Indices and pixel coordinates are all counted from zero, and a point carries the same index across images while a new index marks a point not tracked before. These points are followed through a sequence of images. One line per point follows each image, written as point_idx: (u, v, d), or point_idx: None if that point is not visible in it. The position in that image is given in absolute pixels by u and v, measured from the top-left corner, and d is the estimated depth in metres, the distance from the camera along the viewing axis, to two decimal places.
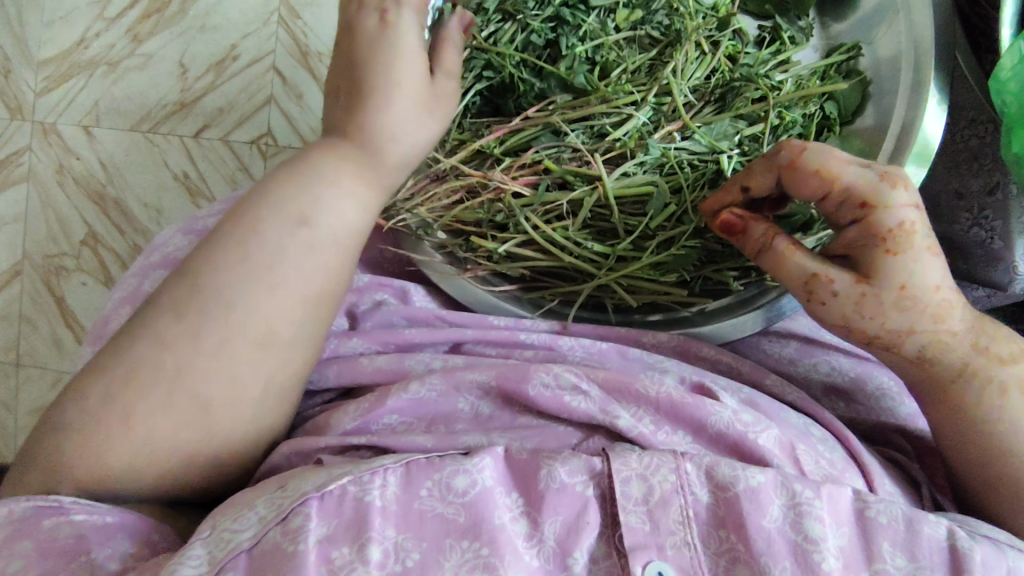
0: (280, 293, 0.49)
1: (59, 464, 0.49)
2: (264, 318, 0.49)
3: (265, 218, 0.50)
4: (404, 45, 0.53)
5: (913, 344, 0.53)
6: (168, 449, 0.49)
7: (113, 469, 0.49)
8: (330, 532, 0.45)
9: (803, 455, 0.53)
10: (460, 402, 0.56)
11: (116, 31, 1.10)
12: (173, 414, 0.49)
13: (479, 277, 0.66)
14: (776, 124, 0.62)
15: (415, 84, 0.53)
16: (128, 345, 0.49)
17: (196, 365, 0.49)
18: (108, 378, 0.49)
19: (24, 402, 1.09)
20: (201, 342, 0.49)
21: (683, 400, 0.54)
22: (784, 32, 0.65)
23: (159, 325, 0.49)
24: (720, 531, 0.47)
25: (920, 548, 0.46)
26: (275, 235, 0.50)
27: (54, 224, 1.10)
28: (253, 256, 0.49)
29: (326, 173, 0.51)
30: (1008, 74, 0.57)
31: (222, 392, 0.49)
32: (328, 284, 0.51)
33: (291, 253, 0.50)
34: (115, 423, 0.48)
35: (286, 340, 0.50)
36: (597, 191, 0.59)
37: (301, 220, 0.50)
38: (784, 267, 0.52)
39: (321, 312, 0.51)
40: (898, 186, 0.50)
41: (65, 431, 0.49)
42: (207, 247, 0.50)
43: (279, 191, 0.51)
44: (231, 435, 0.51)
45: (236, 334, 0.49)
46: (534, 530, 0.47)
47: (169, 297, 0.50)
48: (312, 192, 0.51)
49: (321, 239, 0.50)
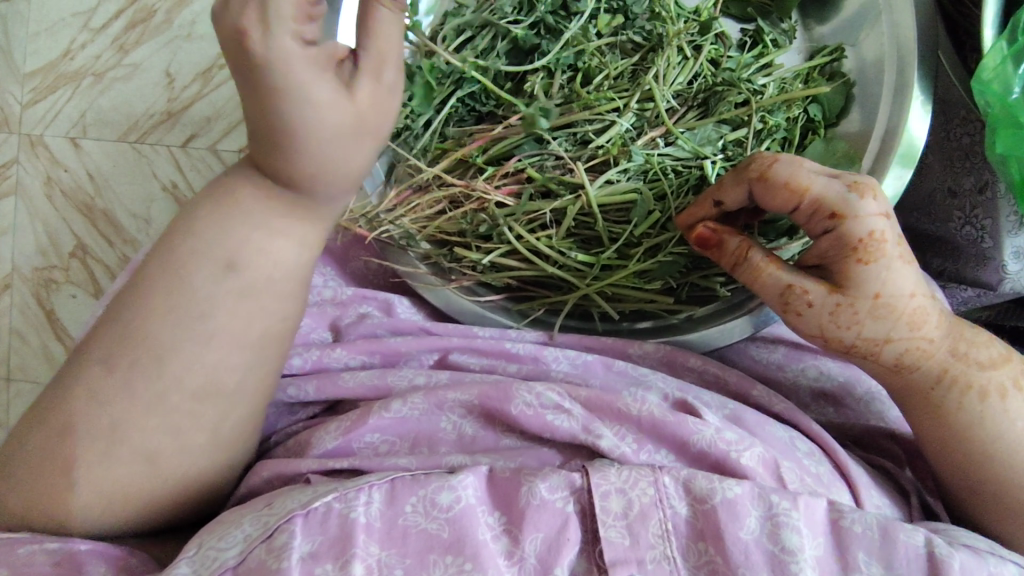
0: (215, 341, 0.48)
1: (17, 506, 0.49)
2: (205, 365, 0.48)
3: (192, 263, 0.48)
4: (292, 78, 0.41)
5: (890, 352, 0.53)
6: (128, 493, 0.49)
7: (69, 515, 0.49)
8: (314, 549, 0.45)
9: (786, 471, 0.53)
10: (443, 420, 0.56)
11: (102, 42, 1.10)
12: (118, 465, 0.48)
13: (465, 288, 0.66)
14: (760, 128, 0.61)
15: (334, 116, 0.42)
16: (64, 399, 0.49)
17: (138, 417, 0.48)
18: (48, 431, 0.49)
19: (14, 416, 1.08)
20: (140, 393, 0.48)
21: (664, 417, 0.54)
22: (767, 35, 0.65)
23: (92, 380, 0.48)
24: (700, 544, 0.47)
25: (896, 556, 0.46)
26: (205, 286, 0.47)
27: (42, 237, 1.09)
28: (182, 308, 0.48)
29: (251, 217, 0.47)
30: (992, 75, 0.56)
31: (165, 441, 0.49)
32: (269, 327, 0.49)
33: (223, 302, 0.48)
34: (61, 473, 0.48)
35: (230, 386, 0.49)
36: (581, 200, 0.59)
37: (231, 265, 0.48)
38: (760, 279, 0.52)
39: (266, 352, 0.50)
40: (867, 197, 0.49)
41: (20, 473, 0.49)
42: (133, 294, 0.48)
43: (202, 238, 0.48)
44: (192, 472, 0.51)
45: (173, 384, 0.48)
46: (515, 547, 0.46)
47: (102, 347, 0.48)
48: (238, 238, 0.48)
49: (257, 286, 0.48)
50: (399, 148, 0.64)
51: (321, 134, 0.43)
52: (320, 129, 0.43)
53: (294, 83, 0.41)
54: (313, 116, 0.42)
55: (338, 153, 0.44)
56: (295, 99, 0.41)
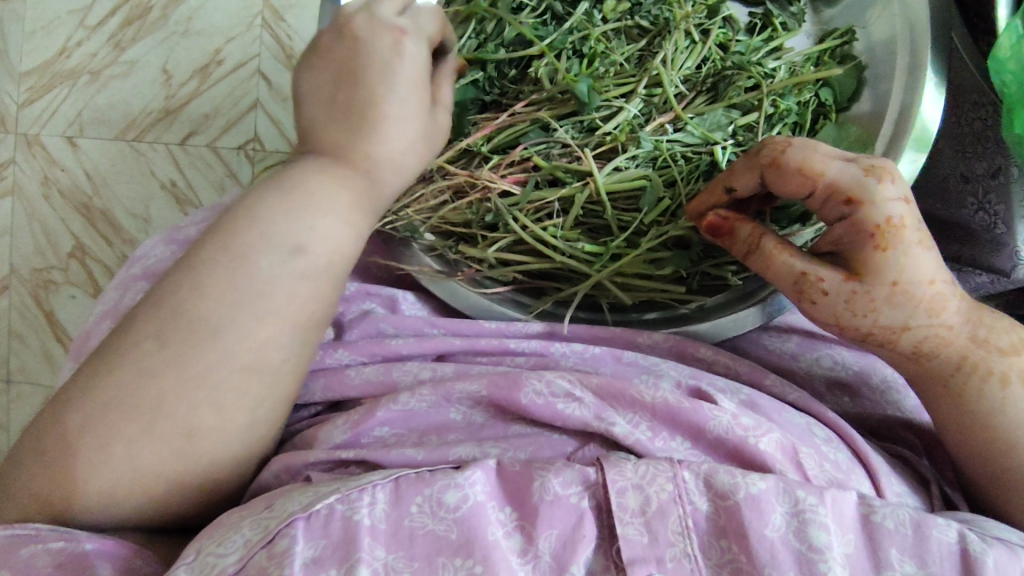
0: (267, 318, 0.47)
1: (42, 489, 0.47)
2: (257, 343, 0.47)
3: (255, 245, 0.47)
4: (413, 72, 0.49)
5: (907, 340, 0.51)
6: (151, 479, 0.47)
7: (94, 501, 0.47)
8: (317, 554, 0.44)
9: (805, 458, 0.51)
10: (452, 411, 0.55)
11: (98, 39, 1.08)
12: (154, 448, 0.47)
13: (471, 280, 0.64)
14: (770, 113, 0.60)
15: (422, 116, 0.49)
16: (102, 374, 0.47)
17: (180, 393, 0.47)
18: (84, 408, 0.47)
19: (15, 418, 1.07)
20: (187, 372, 0.46)
21: (680, 405, 0.52)
22: (775, 18, 0.63)
23: (136, 355, 0.46)
24: (722, 542, 0.45)
25: (930, 552, 0.45)
26: (269, 266, 0.47)
27: (41, 238, 1.08)
28: (241, 284, 0.47)
29: (315, 199, 0.48)
30: (1007, 54, 0.55)
31: (209, 420, 0.47)
32: (316, 313, 0.49)
33: (283, 283, 0.47)
34: (95, 455, 0.46)
35: (276, 365, 0.48)
36: (589, 187, 0.58)
37: (297, 250, 0.48)
38: (772, 267, 0.51)
39: (299, 340, 0.49)
40: (884, 180, 0.48)
41: (47, 456, 0.47)
42: (190, 266, 0.48)
43: (265, 221, 0.48)
44: (215, 463, 0.49)
45: (224, 362, 0.47)
46: (529, 544, 0.45)
47: (148, 322, 0.47)
48: (303, 223, 0.48)
49: (323, 270, 0.48)
50: None
51: (406, 124, 0.49)
52: (410, 120, 0.49)
53: (410, 79, 0.48)
54: (408, 109, 0.49)
55: (412, 146, 0.49)
56: (400, 87, 0.48)
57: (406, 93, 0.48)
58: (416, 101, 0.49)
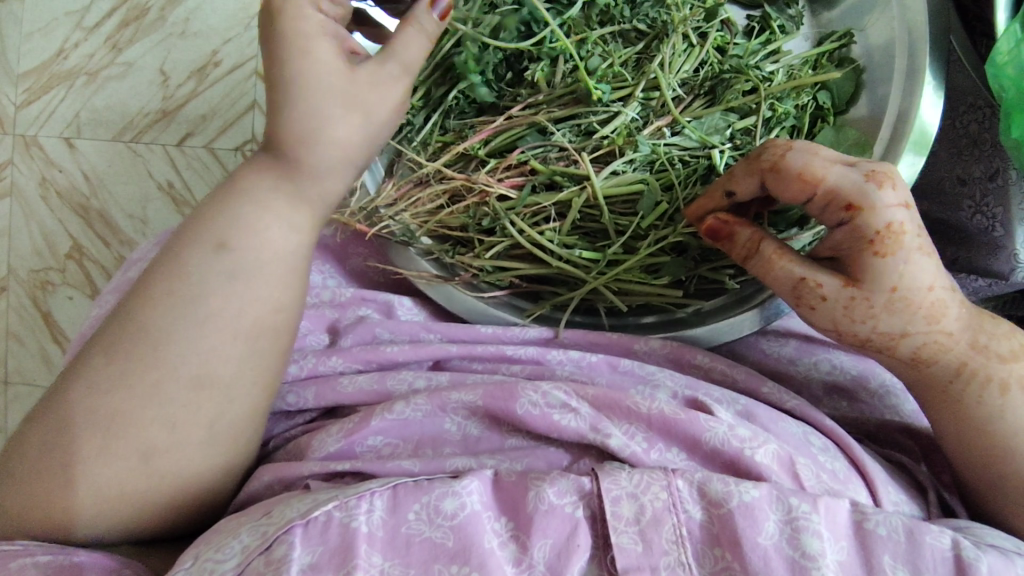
0: (210, 325, 0.47)
1: (9, 508, 0.48)
2: (216, 354, 0.47)
3: (187, 247, 0.48)
4: (307, 31, 0.45)
5: (907, 346, 0.51)
6: (116, 495, 0.47)
7: (61, 518, 0.47)
8: (315, 561, 0.44)
9: (802, 469, 0.51)
10: (447, 422, 0.55)
11: (95, 40, 1.08)
12: (111, 464, 0.47)
13: (468, 284, 0.64)
14: (768, 116, 0.60)
15: (328, 75, 0.45)
16: (64, 391, 0.47)
17: (132, 406, 0.46)
18: (45, 427, 0.47)
19: (12, 418, 1.07)
20: (136, 385, 0.46)
21: (677, 415, 0.52)
22: (774, 21, 0.62)
23: (91, 370, 0.47)
24: (716, 549, 0.45)
25: (923, 559, 0.44)
26: (200, 266, 0.47)
27: (39, 240, 1.08)
28: (180, 290, 0.47)
29: (245, 193, 0.48)
30: (1007, 58, 0.55)
31: (162, 436, 0.47)
32: (261, 315, 0.48)
33: (215, 288, 0.47)
34: (57, 474, 0.47)
35: (226, 379, 0.48)
36: (586, 191, 0.57)
37: (221, 245, 0.47)
38: (771, 272, 0.51)
39: (259, 346, 0.48)
40: (884, 186, 0.47)
41: (15, 476, 0.47)
42: (139, 282, 0.48)
43: (200, 221, 0.48)
44: (182, 477, 0.49)
45: (170, 373, 0.47)
46: (523, 554, 0.45)
47: (102, 337, 0.47)
48: (232, 219, 0.48)
49: (251, 266, 0.47)
50: (399, 144, 0.62)
51: (305, 85, 0.45)
52: (308, 79, 0.45)
53: (300, 38, 0.45)
54: (306, 68, 0.45)
55: (324, 109, 0.46)
56: (296, 52, 0.45)
57: (303, 57, 0.45)
58: (308, 59, 0.45)
